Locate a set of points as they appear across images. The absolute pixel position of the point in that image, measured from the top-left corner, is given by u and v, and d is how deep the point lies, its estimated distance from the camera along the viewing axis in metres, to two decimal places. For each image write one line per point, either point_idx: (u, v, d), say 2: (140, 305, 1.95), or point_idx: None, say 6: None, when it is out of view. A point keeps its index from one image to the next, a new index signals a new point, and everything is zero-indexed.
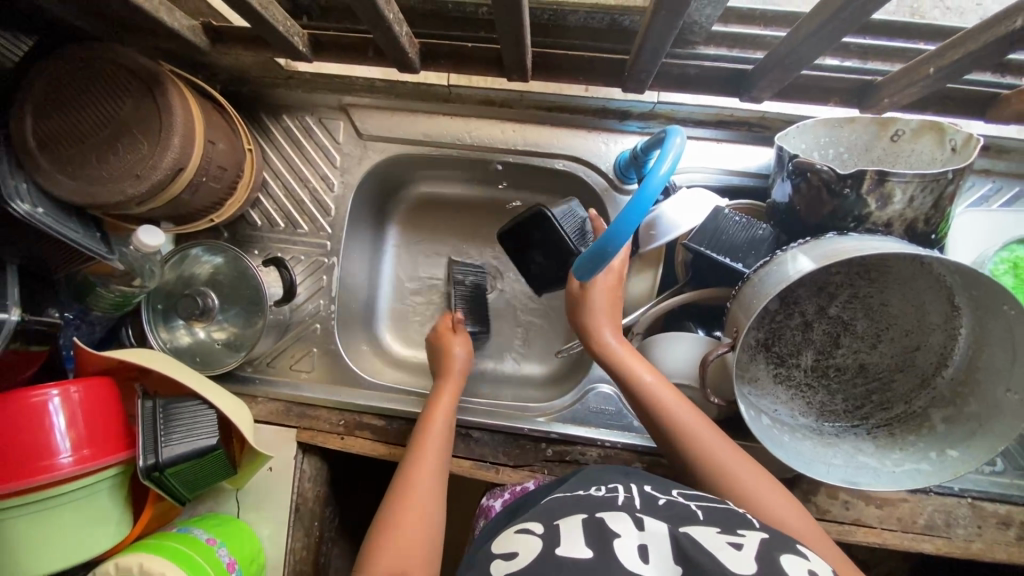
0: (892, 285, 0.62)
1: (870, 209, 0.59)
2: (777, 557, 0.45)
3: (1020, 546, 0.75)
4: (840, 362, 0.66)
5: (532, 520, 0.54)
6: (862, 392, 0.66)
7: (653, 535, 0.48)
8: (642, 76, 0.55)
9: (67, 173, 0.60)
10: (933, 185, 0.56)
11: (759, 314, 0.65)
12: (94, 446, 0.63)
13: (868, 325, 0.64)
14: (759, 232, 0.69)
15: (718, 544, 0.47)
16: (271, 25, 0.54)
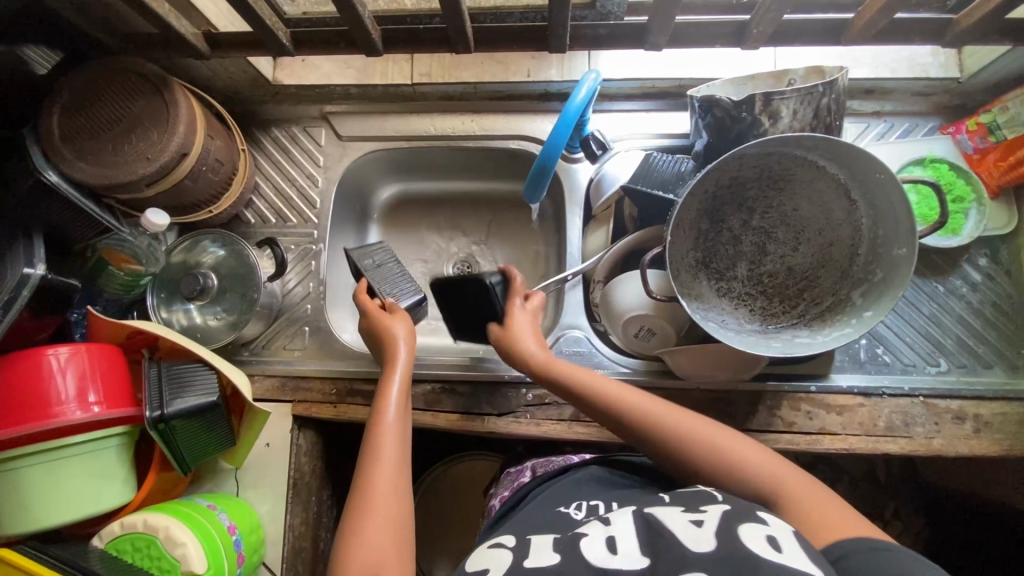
0: (799, 192, 0.72)
1: (765, 127, 0.71)
2: (735, 528, 0.47)
3: (977, 438, 0.80)
4: (771, 268, 0.74)
5: (507, 536, 0.60)
6: (794, 292, 0.74)
7: (622, 528, 0.52)
8: (559, 37, 0.69)
9: (87, 160, 0.71)
10: (809, 98, 0.69)
11: (693, 232, 0.73)
12: (105, 400, 0.69)
13: (787, 231, 0.73)
14: (686, 170, 0.80)
15: (680, 523, 0.50)
16: (258, 19, 0.67)
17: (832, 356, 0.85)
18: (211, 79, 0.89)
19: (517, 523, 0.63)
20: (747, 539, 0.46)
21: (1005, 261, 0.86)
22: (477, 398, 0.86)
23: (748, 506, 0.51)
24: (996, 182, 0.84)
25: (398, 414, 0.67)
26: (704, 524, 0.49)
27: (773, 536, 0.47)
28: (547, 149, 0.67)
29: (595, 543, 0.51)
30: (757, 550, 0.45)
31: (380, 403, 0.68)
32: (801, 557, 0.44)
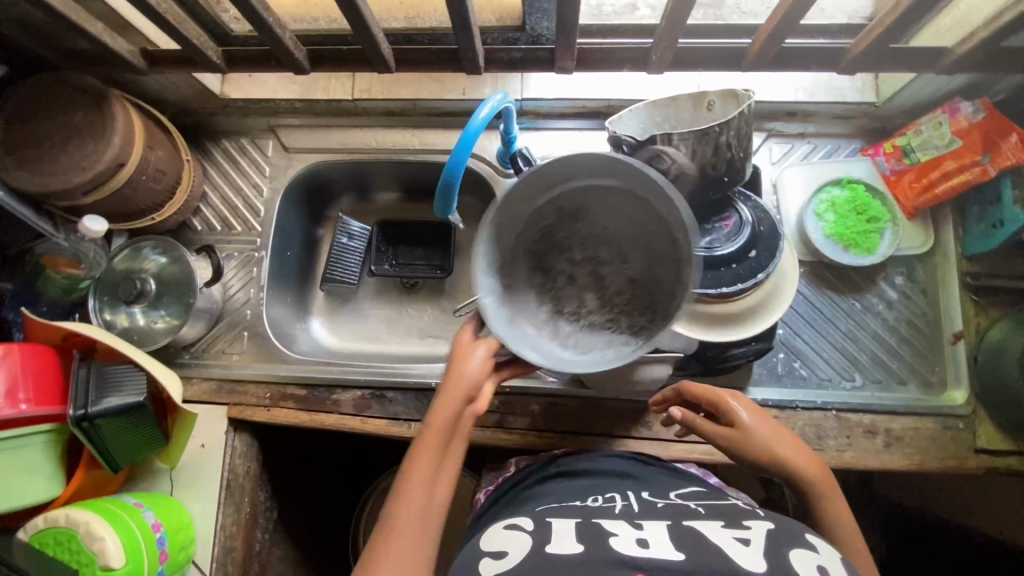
0: (598, 215, 0.68)
1: (667, 163, 0.75)
2: (784, 553, 0.50)
3: (887, 452, 0.81)
4: (619, 287, 0.67)
5: (524, 518, 0.62)
6: (644, 302, 0.65)
7: (651, 532, 0.54)
8: (473, 58, 0.73)
9: (25, 170, 0.74)
10: (705, 137, 0.73)
11: (528, 281, 0.69)
12: (33, 399, 0.72)
13: (605, 253, 0.68)
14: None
15: (725, 539, 0.52)
16: (186, 39, 0.71)
17: (749, 369, 0.87)
18: (159, 93, 0.93)
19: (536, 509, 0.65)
20: (798, 565, 0.48)
21: (920, 279, 0.89)
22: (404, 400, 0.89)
23: (796, 528, 0.54)
24: (911, 203, 0.87)
25: (433, 473, 0.63)
26: (752, 544, 0.51)
27: (823, 565, 0.49)
28: (450, 167, 0.69)
29: (622, 542, 0.53)
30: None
31: (414, 462, 0.62)
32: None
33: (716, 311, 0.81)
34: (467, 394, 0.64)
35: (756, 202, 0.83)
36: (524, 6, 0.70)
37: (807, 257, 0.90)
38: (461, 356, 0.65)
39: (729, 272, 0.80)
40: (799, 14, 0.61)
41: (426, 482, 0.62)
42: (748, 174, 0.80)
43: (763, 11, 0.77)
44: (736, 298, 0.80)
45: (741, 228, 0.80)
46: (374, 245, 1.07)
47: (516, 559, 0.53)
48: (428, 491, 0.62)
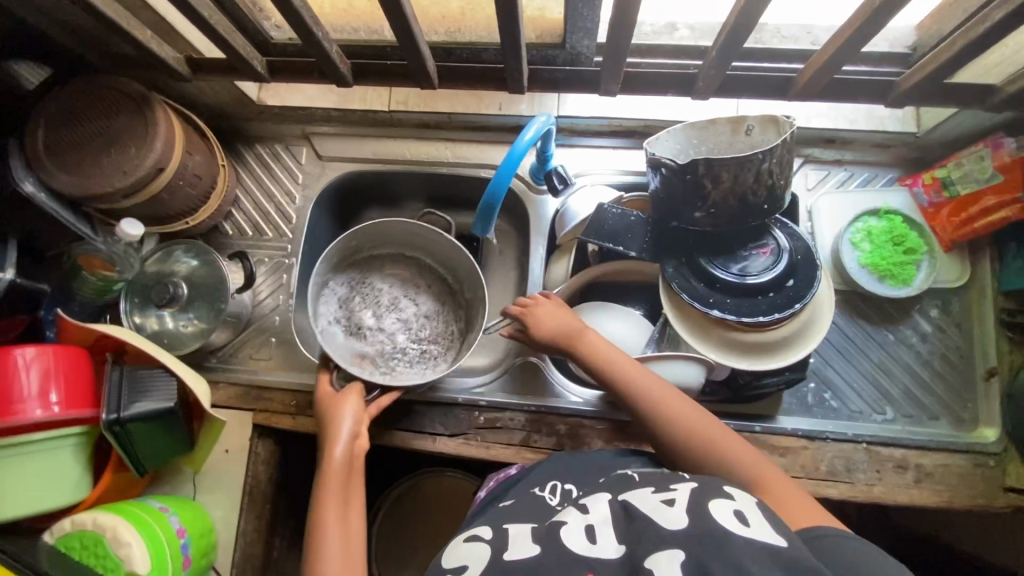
0: (381, 283, 0.97)
1: (708, 188, 0.74)
2: (704, 505, 0.51)
3: (917, 487, 0.80)
4: (381, 338, 0.94)
5: (482, 527, 0.62)
6: (443, 328, 0.96)
7: (597, 516, 0.55)
8: (518, 78, 0.74)
9: (66, 172, 0.75)
10: (748, 164, 0.72)
11: (397, 341, 0.94)
12: (65, 401, 0.72)
13: (378, 314, 0.96)
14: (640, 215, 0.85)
15: (653, 505, 0.53)
16: (231, 49, 0.71)
17: (780, 398, 0.86)
18: (198, 98, 0.93)
19: (494, 512, 0.66)
20: (716, 513, 0.50)
21: (956, 313, 0.88)
22: (352, 356, 0.90)
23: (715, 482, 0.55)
24: (948, 237, 0.86)
25: (339, 501, 0.70)
26: (677, 503, 0.52)
27: (739, 509, 0.51)
28: (492, 188, 0.70)
29: (571, 533, 0.54)
30: (725, 525, 0.48)
31: (318, 500, 0.70)
32: (765, 527, 0.49)
33: (751, 340, 0.80)
34: (343, 436, 0.74)
35: (793, 229, 0.83)
36: (567, 27, 0.69)
37: (842, 286, 0.89)
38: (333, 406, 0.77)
39: (766, 300, 0.79)
40: (853, 47, 0.63)
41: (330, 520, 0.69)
42: (787, 203, 0.79)
43: (807, 44, 0.72)
44: (772, 327, 0.79)
45: (780, 257, 0.79)
46: None
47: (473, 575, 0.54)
48: (341, 531, 0.68)
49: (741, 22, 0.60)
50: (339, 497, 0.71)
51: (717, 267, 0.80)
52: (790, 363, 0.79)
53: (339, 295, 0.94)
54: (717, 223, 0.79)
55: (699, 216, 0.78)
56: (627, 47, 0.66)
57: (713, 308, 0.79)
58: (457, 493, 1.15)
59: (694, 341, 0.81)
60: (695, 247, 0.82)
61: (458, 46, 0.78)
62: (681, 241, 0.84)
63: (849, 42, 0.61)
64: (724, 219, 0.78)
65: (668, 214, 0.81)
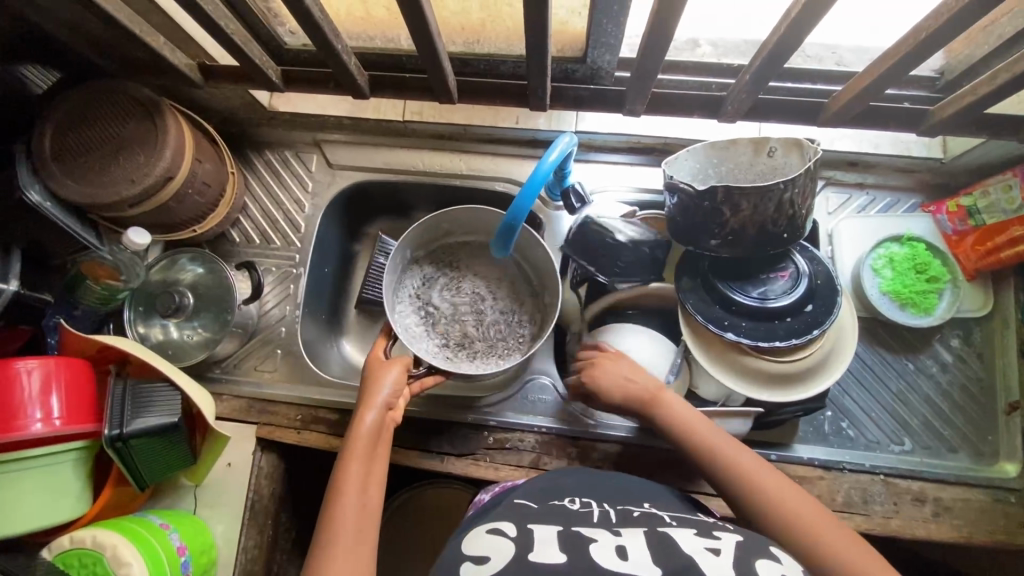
0: (464, 271, 0.96)
1: (726, 216, 0.73)
2: (752, 562, 0.50)
3: (936, 522, 0.78)
4: (457, 322, 0.93)
5: (505, 520, 0.58)
6: (521, 322, 0.93)
7: (631, 540, 0.53)
8: (541, 95, 0.73)
9: (73, 179, 0.72)
10: (769, 194, 0.70)
11: (473, 331, 0.92)
12: (66, 416, 0.70)
13: (460, 301, 0.94)
14: (645, 238, 0.83)
15: (697, 549, 0.52)
16: (248, 58, 0.69)
17: (797, 426, 0.85)
18: (209, 102, 0.91)
19: (508, 506, 0.62)
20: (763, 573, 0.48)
21: (977, 343, 0.86)
22: (428, 342, 0.90)
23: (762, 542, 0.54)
24: (973, 265, 0.84)
25: (360, 480, 0.65)
26: (722, 553, 0.51)
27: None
28: (514, 210, 0.68)
29: (601, 550, 0.52)
30: None
31: (338, 474, 0.66)
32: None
33: (768, 366, 0.78)
34: (378, 407, 0.71)
35: (813, 254, 0.81)
36: (588, 42, 0.68)
37: (863, 312, 0.88)
38: (373, 377, 0.74)
39: (783, 325, 0.77)
40: (894, 74, 0.63)
41: (351, 493, 0.64)
42: (809, 231, 0.77)
43: (831, 65, 0.75)
44: (789, 354, 0.77)
45: (799, 281, 0.77)
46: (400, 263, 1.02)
47: (497, 567, 0.51)
48: (359, 501, 0.64)
49: (785, 40, 0.60)
50: (356, 476, 0.65)
51: (734, 290, 0.78)
52: (812, 393, 0.77)
53: (423, 283, 0.94)
54: (736, 249, 0.77)
55: (715, 241, 0.76)
56: (658, 69, 0.66)
57: (728, 331, 0.77)
58: (460, 509, 1.13)
59: (709, 364, 0.79)
60: (712, 270, 0.80)
61: (475, 58, 0.76)
62: (697, 264, 0.82)
63: (891, 69, 0.62)
64: (743, 245, 0.76)
65: (684, 236, 0.79)
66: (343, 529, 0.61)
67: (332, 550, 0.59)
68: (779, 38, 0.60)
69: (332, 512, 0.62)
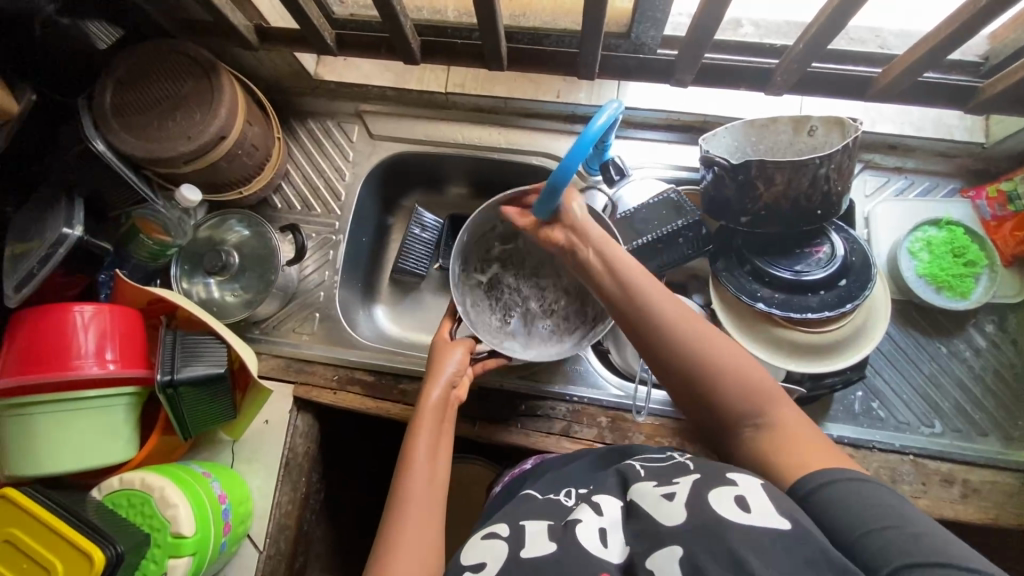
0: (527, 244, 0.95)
1: (760, 189, 0.74)
2: (704, 495, 0.52)
3: (963, 503, 0.79)
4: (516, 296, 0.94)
5: (500, 524, 0.62)
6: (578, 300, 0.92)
7: (607, 517, 0.56)
8: (589, 63, 0.75)
9: (133, 134, 0.75)
10: (805, 168, 0.70)
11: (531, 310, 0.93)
12: (120, 360, 0.73)
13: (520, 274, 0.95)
14: (676, 227, 0.83)
15: (654, 499, 0.54)
16: (306, 19, 0.71)
17: (827, 404, 0.85)
18: (257, 68, 0.94)
19: (509, 510, 0.64)
20: (713, 502, 0.51)
21: (1011, 329, 0.86)
22: (490, 317, 0.92)
23: (719, 471, 0.55)
24: (1010, 251, 0.84)
25: (428, 447, 0.69)
26: (676, 497, 0.53)
27: (740, 494, 0.51)
28: (560, 170, 0.67)
29: (586, 532, 0.54)
30: (724, 514, 0.49)
31: (410, 441, 0.70)
32: (768, 510, 0.49)
33: (799, 337, 0.77)
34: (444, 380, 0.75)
35: (849, 233, 0.80)
36: (635, 14, 0.69)
37: (896, 295, 0.88)
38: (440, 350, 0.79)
39: (816, 298, 0.77)
40: (946, 50, 0.63)
41: (420, 460, 0.68)
42: (844, 208, 0.77)
43: (873, 47, 0.75)
44: (822, 326, 0.77)
45: (833, 257, 0.77)
46: (432, 234, 1.04)
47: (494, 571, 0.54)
48: (428, 467, 0.68)
49: (842, 10, 0.59)
50: (423, 444, 0.69)
51: (769, 264, 0.79)
52: (850, 364, 0.76)
53: (490, 267, 0.95)
54: (770, 223, 0.77)
55: (747, 218, 0.78)
56: (710, 39, 0.67)
57: (759, 301, 0.77)
58: (482, 479, 1.15)
59: (740, 334, 0.79)
60: (746, 245, 0.81)
61: (520, 29, 0.77)
62: (729, 239, 0.82)
63: (940, 46, 0.62)
64: (779, 219, 0.76)
65: (717, 212, 0.80)
66: (415, 493, 0.65)
67: (403, 513, 0.64)
68: (833, 11, 0.60)
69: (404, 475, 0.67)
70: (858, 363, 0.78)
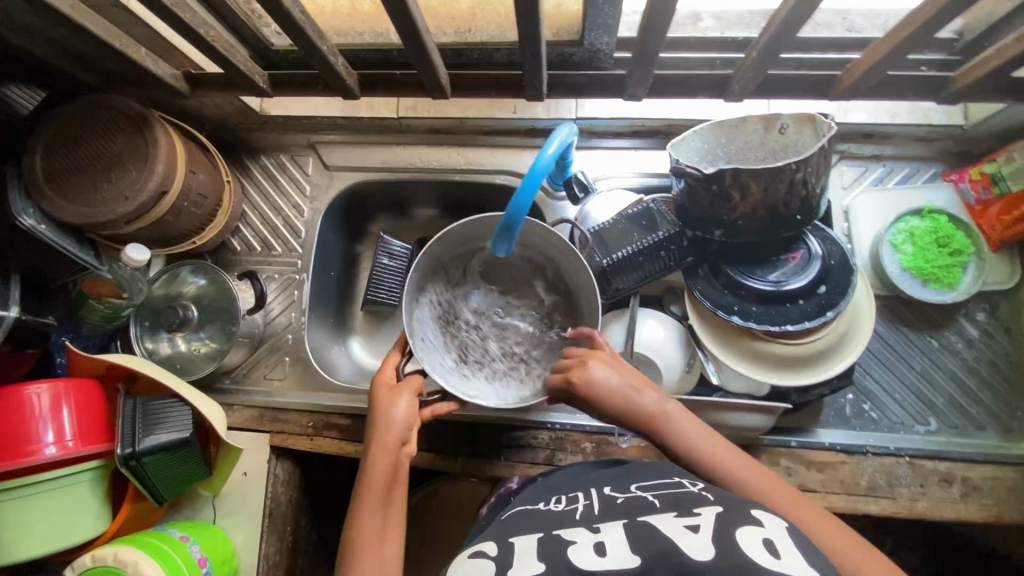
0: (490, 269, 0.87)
1: (735, 201, 0.69)
2: (731, 530, 0.46)
3: (964, 503, 0.76)
4: (471, 330, 0.86)
5: (487, 542, 0.55)
6: (531, 341, 0.86)
7: (610, 534, 0.50)
8: (536, 84, 0.71)
9: (68, 199, 0.71)
10: (780, 176, 0.66)
11: (486, 352, 0.85)
12: (78, 438, 0.70)
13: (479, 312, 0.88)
14: (658, 239, 0.78)
15: (674, 527, 0.48)
16: (233, 64, 0.67)
17: (817, 410, 0.82)
18: (199, 111, 0.90)
19: (499, 527, 0.59)
20: (743, 541, 0.45)
21: (1003, 316, 0.83)
22: (444, 356, 0.82)
23: (743, 509, 0.50)
24: (998, 236, 0.80)
25: (372, 528, 0.61)
26: (701, 530, 0.47)
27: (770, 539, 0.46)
28: (514, 206, 0.62)
29: (584, 551, 0.48)
30: (754, 554, 0.43)
31: (352, 523, 0.62)
32: (798, 561, 0.43)
33: (781, 350, 0.74)
34: (393, 437, 0.66)
35: (826, 232, 0.76)
36: (584, 23, 0.64)
37: (881, 291, 0.85)
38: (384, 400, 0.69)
39: (795, 308, 0.73)
40: (911, 45, 0.58)
41: (364, 548, 0.60)
42: (823, 210, 0.73)
43: (842, 31, 0.69)
44: (800, 338, 0.73)
45: (811, 262, 0.73)
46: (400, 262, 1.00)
47: None
48: (371, 557, 0.59)
49: (797, 12, 0.55)
50: (366, 525, 0.61)
51: (743, 273, 0.75)
52: (830, 376, 0.74)
53: (461, 365, 0.82)
54: (744, 234, 0.73)
55: (720, 231, 0.74)
56: (659, 50, 0.63)
57: (734, 316, 0.74)
58: (478, 495, 1.13)
59: (718, 350, 0.77)
60: (719, 255, 0.77)
61: (469, 46, 0.74)
62: (702, 248, 0.78)
63: (908, 39, 0.57)
64: (752, 229, 0.72)
65: (693, 222, 0.76)
66: None
67: None
68: (785, 16, 0.56)
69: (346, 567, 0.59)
70: (844, 370, 0.75)
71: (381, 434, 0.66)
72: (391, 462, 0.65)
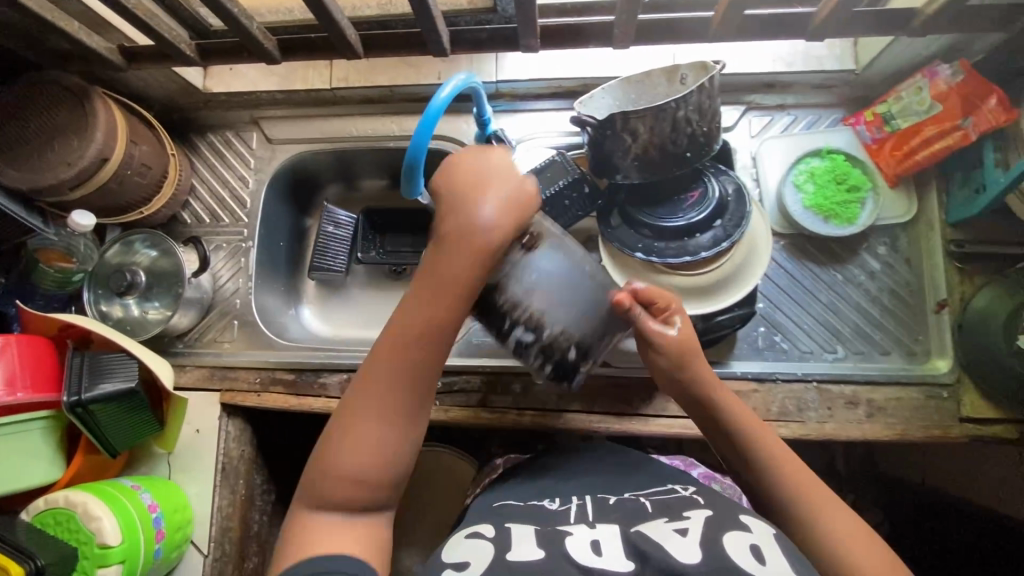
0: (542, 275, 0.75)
1: (627, 142, 0.74)
2: (719, 536, 0.51)
3: (870, 423, 0.80)
4: None
5: (483, 524, 0.58)
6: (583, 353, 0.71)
7: (606, 532, 0.54)
8: (440, 44, 0.77)
9: (14, 168, 0.77)
10: (662, 114, 0.71)
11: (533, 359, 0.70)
12: (29, 387, 0.75)
13: None
14: (559, 189, 0.84)
15: (664, 533, 0.52)
16: (158, 33, 0.73)
17: (732, 343, 0.87)
18: (145, 90, 0.96)
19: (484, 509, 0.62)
20: (732, 550, 0.50)
21: (904, 248, 0.88)
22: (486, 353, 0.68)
23: (732, 514, 0.55)
24: (892, 170, 0.86)
25: (416, 332, 0.58)
26: (690, 534, 0.52)
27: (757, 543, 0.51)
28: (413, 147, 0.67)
29: (579, 544, 0.52)
30: (743, 561, 0.48)
31: (398, 315, 0.59)
32: (781, 564, 0.49)
33: (684, 281, 0.80)
34: (468, 232, 0.58)
35: (724, 171, 0.81)
36: None
37: (786, 230, 0.90)
38: (463, 193, 0.58)
39: (694, 242, 0.78)
40: None
41: (401, 347, 0.58)
42: (717, 148, 0.78)
43: None
44: (696, 270, 0.79)
45: (706, 199, 0.78)
46: (344, 229, 1.05)
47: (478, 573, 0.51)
48: (408, 361, 0.58)
49: None
50: (413, 317, 0.58)
51: (643, 212, 0.80)
52: (728, 304, 0.79)
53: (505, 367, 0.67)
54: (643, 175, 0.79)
55: (620, 175, 0.79)
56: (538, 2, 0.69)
57: (638, 251, 0.79)
58: None
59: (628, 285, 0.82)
60: (626, 199, 0.82)
61: (393, 18, 0.79)
62: (613, 195, 0.84)
63: None
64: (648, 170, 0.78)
65: (596, 168, 0.81)
66: (388, 389, 0.57)
67: (361, 408, 0.57)
68: None
69: (377, 363, 0.58)
70: (745, 298, 0.80)
71: (451, 222, 0.58)
72: (457, 264, 0.58)
